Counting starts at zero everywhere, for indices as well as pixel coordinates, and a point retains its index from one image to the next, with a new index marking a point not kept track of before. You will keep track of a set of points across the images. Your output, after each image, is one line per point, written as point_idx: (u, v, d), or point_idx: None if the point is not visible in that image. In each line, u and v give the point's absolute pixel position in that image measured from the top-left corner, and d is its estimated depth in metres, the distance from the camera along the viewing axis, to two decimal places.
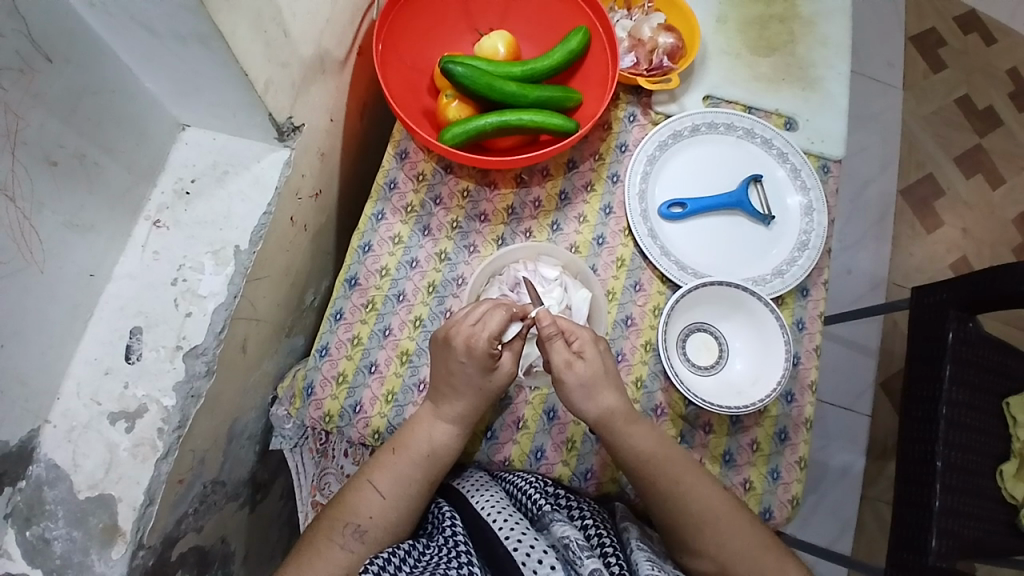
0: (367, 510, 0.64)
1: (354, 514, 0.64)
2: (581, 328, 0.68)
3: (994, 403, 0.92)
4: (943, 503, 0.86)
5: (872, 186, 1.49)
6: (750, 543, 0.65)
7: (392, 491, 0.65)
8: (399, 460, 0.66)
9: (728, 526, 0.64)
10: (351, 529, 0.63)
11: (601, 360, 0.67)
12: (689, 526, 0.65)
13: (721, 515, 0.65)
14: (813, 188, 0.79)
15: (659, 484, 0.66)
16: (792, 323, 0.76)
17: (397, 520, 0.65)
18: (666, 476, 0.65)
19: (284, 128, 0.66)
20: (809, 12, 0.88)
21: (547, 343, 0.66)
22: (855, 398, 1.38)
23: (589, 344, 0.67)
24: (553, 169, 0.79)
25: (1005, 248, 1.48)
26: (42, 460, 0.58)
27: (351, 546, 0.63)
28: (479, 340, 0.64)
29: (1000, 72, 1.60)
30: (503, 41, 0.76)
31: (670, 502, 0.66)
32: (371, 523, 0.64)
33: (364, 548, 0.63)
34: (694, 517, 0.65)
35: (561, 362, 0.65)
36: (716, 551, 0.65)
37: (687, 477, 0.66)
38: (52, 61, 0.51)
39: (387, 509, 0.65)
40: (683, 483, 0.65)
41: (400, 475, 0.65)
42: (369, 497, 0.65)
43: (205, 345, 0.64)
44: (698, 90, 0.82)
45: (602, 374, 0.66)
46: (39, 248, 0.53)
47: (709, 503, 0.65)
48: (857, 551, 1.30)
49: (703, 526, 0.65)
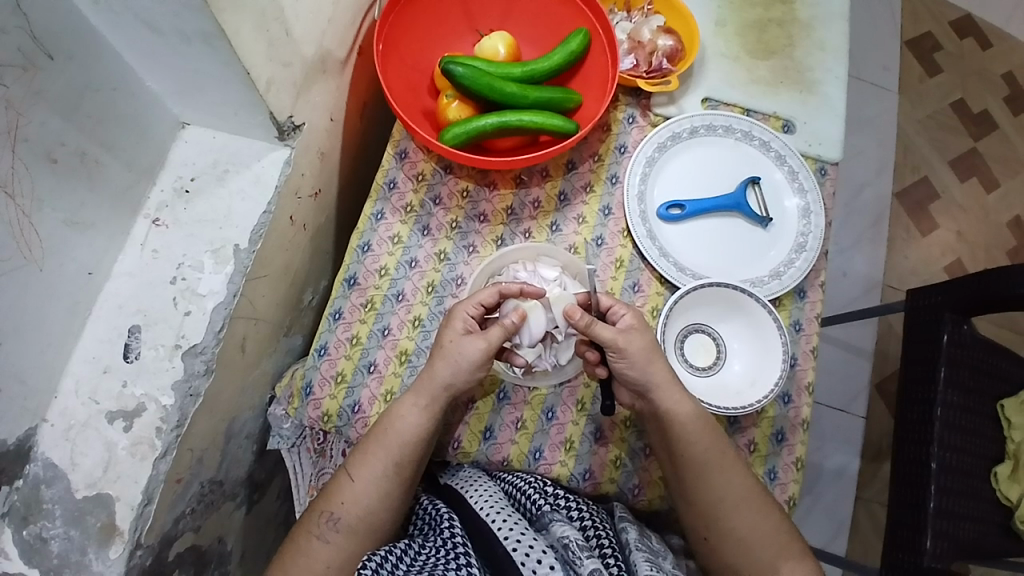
0: (340, 497, 0.64)
1: (329, 503, 0.65)
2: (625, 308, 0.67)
3: (989, 405, 0.93)
4: (938, 504, 0.86)
5: (867, 188, 1.50)
6: (765, 527, 0.65)
7: (361, 474, 0.65)
8: (371, 446, 0.65)
9: (748, 510, 0.65)
10: (325, 517, 0.64)
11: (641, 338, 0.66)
12: (727, 502, 0.65)
13: (755, 493, 0.66)
14: (810, 191, 0.80)
15: (706, 457, 0.65)
16: (790, 325, 0.77)
17: (370, 507, 0.64)
18: (714, 446, 0.66)
19: (286, 127, 0.66)
20: (808, 15, 0.88)
21: (592, 326, 0.64)
22: (850, 399, 1.39)
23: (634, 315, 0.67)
24: (552, 170, 0.79)
25: (999, 252, 1.49)
26: (39, 459, 0.58)
27: (328, 536, 0.63)
28: (462, 309, 0.67)
29: (996, 77, 1.61)
30: (504, 41, 0.76)
31: (712, 475, 0.65)
32: (343, 510, 0.64)
33: (340, 538, 0.63)
34: (733, 492, 0.66)
35: (608, 338, 0.64)
36: (746, 530, 0.65)
37: (728, 453, 0.67)
38: (53, 57, 0.51)
39: (358, 496, 0.64)
40: (725, 457, 0.66)
41: (372, 460, 0.65)
42: (343, 484, 0.65)
43: (204, 343, 0.64)
44: (697, 93, 0.83)
45: (642, 354, 0.65)
46: (38, 245, 0.53)
47: (746, 480, 0.66)
48: (851, 552, 1.31)
49: (741, 501, 0.65)
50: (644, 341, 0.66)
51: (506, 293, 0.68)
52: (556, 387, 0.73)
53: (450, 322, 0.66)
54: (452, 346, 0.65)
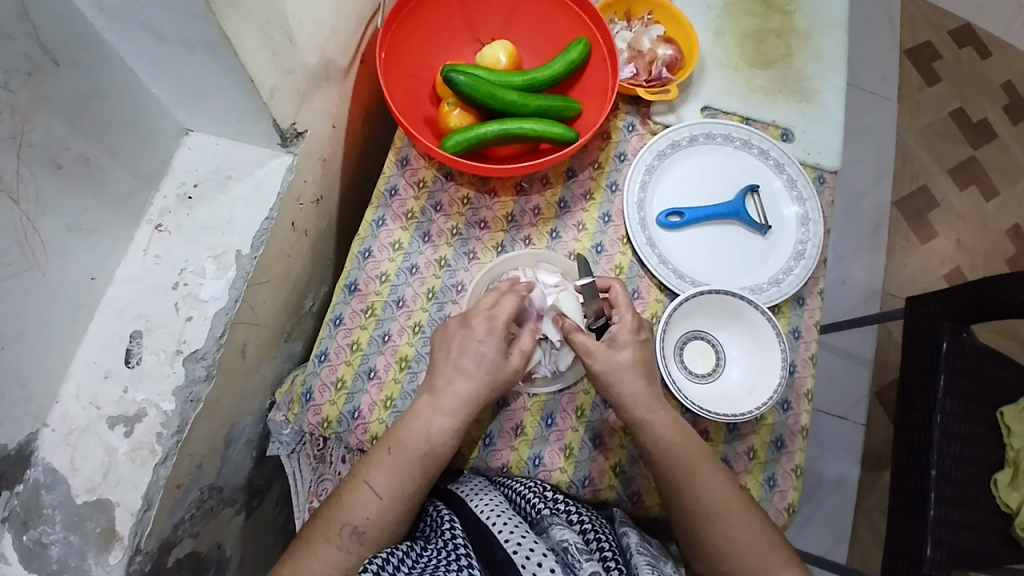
0: (363, 510, 0.63)
1: (351, 515, 0.63)
2: (627, 311, 0.68)
3: (988, 413, 0.93)
4: (938, 512, 0.86)
5: (866, 196, 1.51)
6: (757, 538, 0.64)
7: (389, 488, 0.64)
8: (398, 457, 0.64)
9: (737, 520, 0.64)
10: (347, 529, 0.62)
11: (634, 348, 0.68)
12: (698, 517, 0.65)
13: (731, 509, 0.65)
14: (809, 199, 0.80)
15: (674, 473, 0.65)
16: (789, 332, 0.77)
17: (392, 518, 0.64)
18: (679, 463, 0.65)
19: (288, 134, 0.66)
20: (806, 25, 0.89)
21: (571, 335, 0.67)
22: (850, 408, 1.39)
23: (628, 330, 0.68)
24: (552, 178, 0.80)
25: (998, 260, 1.49)
26: (40, 464, 0.58)
27: (349, 546, 0.62)
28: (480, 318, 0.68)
29: (994, 86, 1.62)
30: (505, 50, 0.77)
31: (681, 491, 0.65)
32: (368, 524, 0.63)
33: (363, 548, 0.63)
34: (705, 507, 0.65)
35: (583, 349, 0.67)
36: (721, 545, 0.64)
37: (703, 469, 0.66)
38: (60, 64, 0.51)
39: (385, 507, 0.64)
40: (698, 474, 0.65)
41: (400, 471, 0.64)
42: (365, 496, 0.64)
43: (205, 349, 0.64)
44: (696, 102, 0.83)
45: (630, 364, 0.67)
46: (42, 249, 0.53)
47: (719, 496, 0.65)
48: (851, 561, 1.31)
49: (726, 513, 0.65)
50: (620, 357, 0.67)
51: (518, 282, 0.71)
52: (555, 394, 0.73)
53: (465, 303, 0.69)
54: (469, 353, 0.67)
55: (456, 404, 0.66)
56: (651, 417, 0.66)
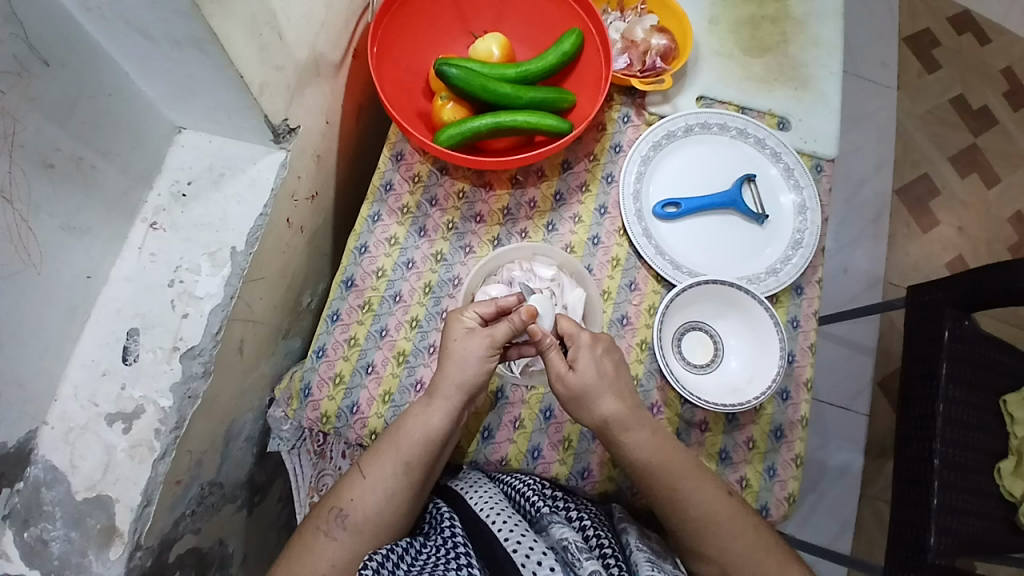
0: (349, 494, 0.65)
1: (339, 499, 0.65)
2: (580, 333, 0.66)
3: (991, 401, 0.93)
4: (941, 500, 0.86)
5: (867, 185, 1.50)
6: (751, 547, 0.65)
7: (372, 471, 0.65)
8: (384, 447, 0.66)
9: (729, 532, 0.65)
10: (334, 512, 0.65)
11: (594, 364, 0.65)
12: (691, 530, 0.66)
13: (720, 522, 0.65)
14: (806, 187, 0.80)
15: (657, 491, 0.66)
16: (787, 322, 0.76)
17: (377, 507, 0.64)
18: (661, 484, 0.65)
19: (281, 130, 0.66)
20: (801, 12, 0.88)
21: (547, 354, 0.65)
22: (853, 397, 1.38)
23: (585, 348, 0.65)
24: (548, 170, 0.80)
25: (1002, 247, 1.48)
26: (40, 462, 0.59)
27: (335, 533, 0.64)
28: (460, 322, 0.66)
29: (995, 71, 1.61)
30: (498, 43, 0.77)
31: (671, 507, 0.66)
32: (352, 506, 0.65)
33: (347, 536, 0.64)
34: (696, 522, 0.65)
35: (555, 373, 0.65)
36: (715, 556, 0.66)
37: (685, 484, 0.65)
38: (49, 64, 0.51)
39: (365, 492, 0.65)
40: (681, 491, 0.65)
41: (383, 460, 0.65)
42: (353, 481, 0.66)
43: (201, 346, 0.64)
44: (691, 91, 0.83)
45: (596, 381, 0.64)
46: (36, 249, 0.54)
47: (710, 509, 0.65)
48: (857, 551, 1.30)
49: (719, 523, 0.65)
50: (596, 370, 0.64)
51: (505, 307, 0.67)
52: None
53: (453, 325, 0.66)
54: (458, 346, 0.65)
55: (460, 401, 0.65)
56: (624, 438, 0.65)
